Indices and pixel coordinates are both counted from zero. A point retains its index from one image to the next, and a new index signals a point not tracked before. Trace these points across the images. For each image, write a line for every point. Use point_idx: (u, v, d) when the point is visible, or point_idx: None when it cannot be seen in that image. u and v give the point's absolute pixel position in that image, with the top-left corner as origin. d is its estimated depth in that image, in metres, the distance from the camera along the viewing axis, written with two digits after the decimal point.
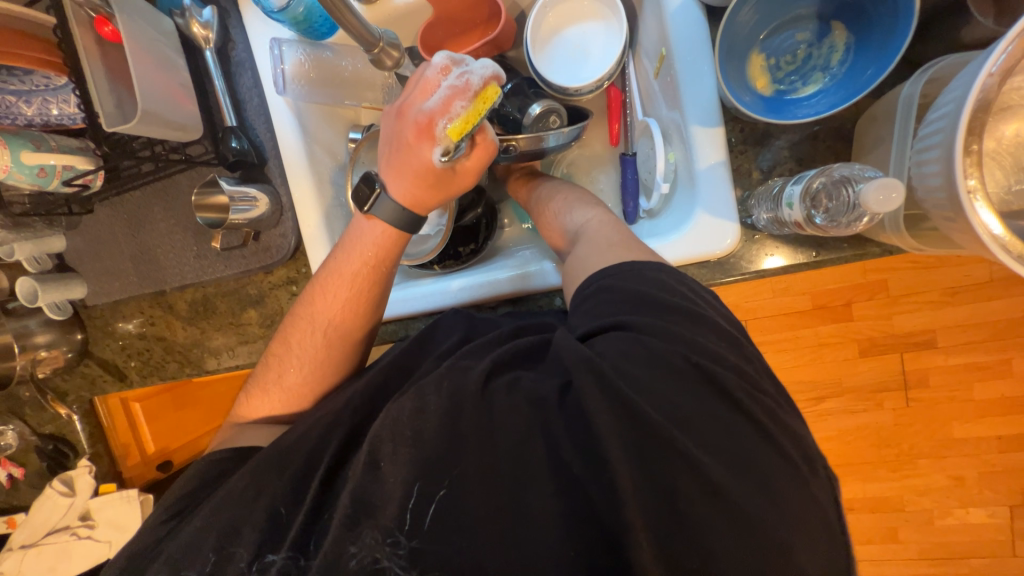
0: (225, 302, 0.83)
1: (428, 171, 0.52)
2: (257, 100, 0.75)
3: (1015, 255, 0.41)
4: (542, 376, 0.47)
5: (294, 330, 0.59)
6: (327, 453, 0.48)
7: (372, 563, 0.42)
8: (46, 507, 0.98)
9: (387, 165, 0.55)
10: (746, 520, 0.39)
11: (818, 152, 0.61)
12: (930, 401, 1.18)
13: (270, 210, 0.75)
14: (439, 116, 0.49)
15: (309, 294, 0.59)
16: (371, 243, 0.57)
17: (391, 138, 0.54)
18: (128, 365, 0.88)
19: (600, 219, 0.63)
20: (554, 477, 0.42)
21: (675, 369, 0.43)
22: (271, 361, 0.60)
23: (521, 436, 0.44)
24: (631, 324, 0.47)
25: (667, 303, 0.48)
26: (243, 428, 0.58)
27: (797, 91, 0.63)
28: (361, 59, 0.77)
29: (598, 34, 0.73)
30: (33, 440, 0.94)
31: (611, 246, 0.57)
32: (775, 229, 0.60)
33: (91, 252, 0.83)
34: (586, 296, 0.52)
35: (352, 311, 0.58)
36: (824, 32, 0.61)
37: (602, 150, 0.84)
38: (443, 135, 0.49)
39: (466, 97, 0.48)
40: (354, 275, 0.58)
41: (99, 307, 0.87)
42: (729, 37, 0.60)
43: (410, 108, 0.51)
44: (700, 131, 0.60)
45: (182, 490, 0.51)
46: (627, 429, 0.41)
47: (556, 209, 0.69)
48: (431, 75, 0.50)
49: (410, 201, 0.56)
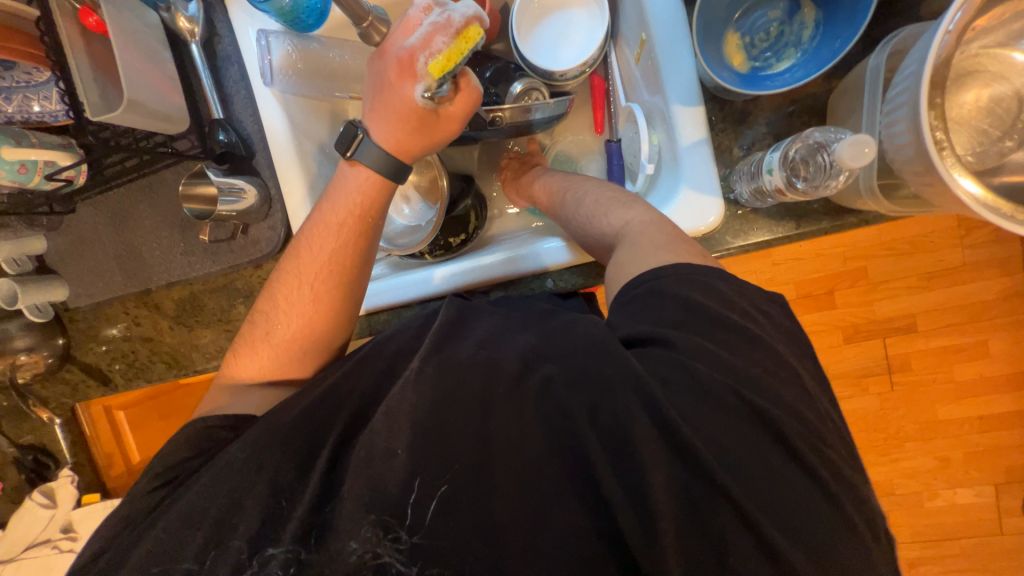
0: (214, 299, 0.83)
1: (409, 113, 0.53)
2: (244, 93, 0.76)
3: (1003, 213, 0.44)
4: (573, 381, 0.45)
5: (281, 285, 0.59)
6: (331, 429, 0.48)
7: (373, 558, 0.41)
8: (26, 520, 0.95)
9: (370, 109, 0.55)
10: (736, 485, 0.40)
11: (793, 128, 0.64)
12: (915, 385, 1.21)
13: (258, 202, 0.75)
14: (420, 52, 0.50)
15: (296, 248, 0.59)
16: (356, 192, 0.58)
17: (373, 80, 0.54)
18: (112, 369, 0.87)
19: (643, 219, 0.59)
20: (558, 445, 0.43)
21: (689, 385, 0.43)
22: (258, 318, 0.60)
23: (528, 414, 0.44)
24: (671, 340, 0.46)
25: (710, 313, 0.47)
26: (230, 393, 0.57)
27: (771, 67, 0.65)
28: (349, 51, 0.76)
29: (582, 22, 0.75)
30: (11, 452, 0.93)
31: (658, 250, 0.54)
32: (757, 202, 0.62)
33: (73, 252, 0.83)
34: (629, 299, 0.51)
35: (337, 263, 0.58)
36: (794, 10, 0.64)
37: (589, 139, 0.86)
38: (424, 71, 0.50)
39: (447, 34, 0.48)
40: (340, 226, 0.57)
41: (81, 311, 0.86)
42: (704, 16, 0.63)
43: (391, 46, 0.52)
44: (681, 109, 0.62)
45: (173, 458, 0.51)
46: (629, 393, 0.42)
47: (587, 218, 0.65)
48: (413, 14, 0.50)
49: (392, 144, 0.56)
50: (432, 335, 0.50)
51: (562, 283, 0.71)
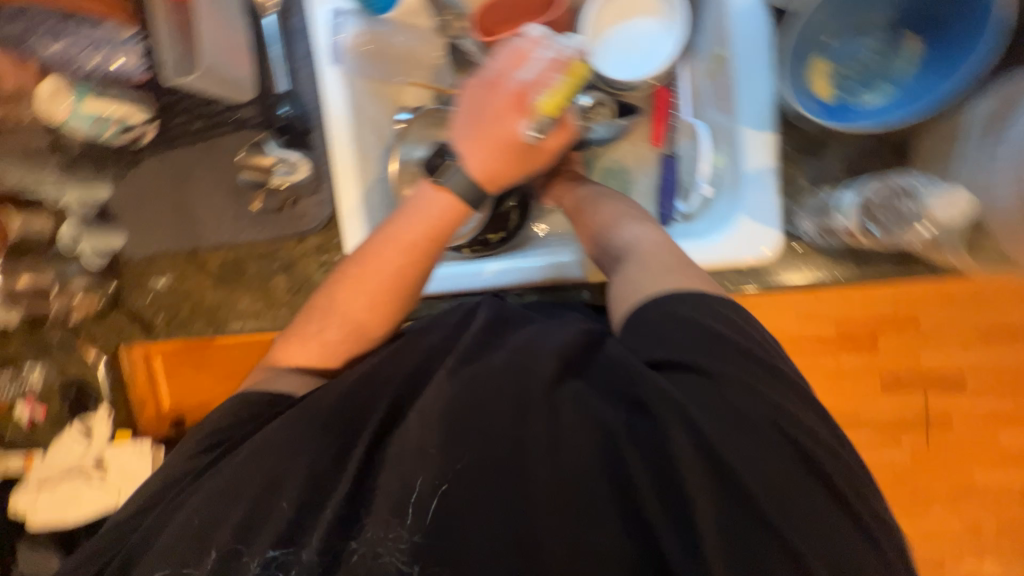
0: (256, 265, 0.84)
1: (512, 139, 0.55)
2: (311, 68, 0.77)
3: None
4: (601, 395, 0.46)
5: (340, 289, 0.57)
6: (372, 420, 0.49)
7: (373, 556, 0.44)
8: (63, 449, 1.01)
9: (471, 139, 0.56)
10: (788, 524, 0.41)
11: (872, 165, 0.60)
12: (964, 452, 1.10)
13: (309, 177, 0.78)
14: (534, 89, 0.54)
15: (363, 254, 0.57)
16: (436, 214, 0.56)
17: (478, 112, 0.55)
18: (156, 318, 0.91)
19: (652, 238, 0.55)
20: (608, 470, 0.43)
21: (752, 424, 0.43)
22: (312, 311, 0.59)
23: (569, 429, 0.45)
24: (708, 371, 0.44)
25: (737, 344, 0.45)
26: (277, 372, 0.57)
27: (861, 101, 0.59)
28: (415, 36, 0.79)
29: (655, 31, 0.71)
30: (57, 382, 0.99)
31: (668, 272, 0.50)
32: (821, 240, 0.60)
33: (131, 203, 0.87)
34: (641, 322, 0.47)
35: (402, 278, 0.57)
36: (895, 42, 0.59)
37: (642, 150, 0.78)
38: (537, 106, 0.53)
39: (561, 74, 0.53)
40: (414, 245, 0.56)
41: (134, 260, 0.89)
42: (804, 37, 0.57)
43: (502, 82, 0.55)
44: (751, 134, 0.59)
45: (218, 426, 0.53)
46: (680, 424, 0.42)
47: (601, 225, 0.60)
48: (526, 54, 0.55)
49: (491, 175, 0.56)
50: (468, 339, 0.51)
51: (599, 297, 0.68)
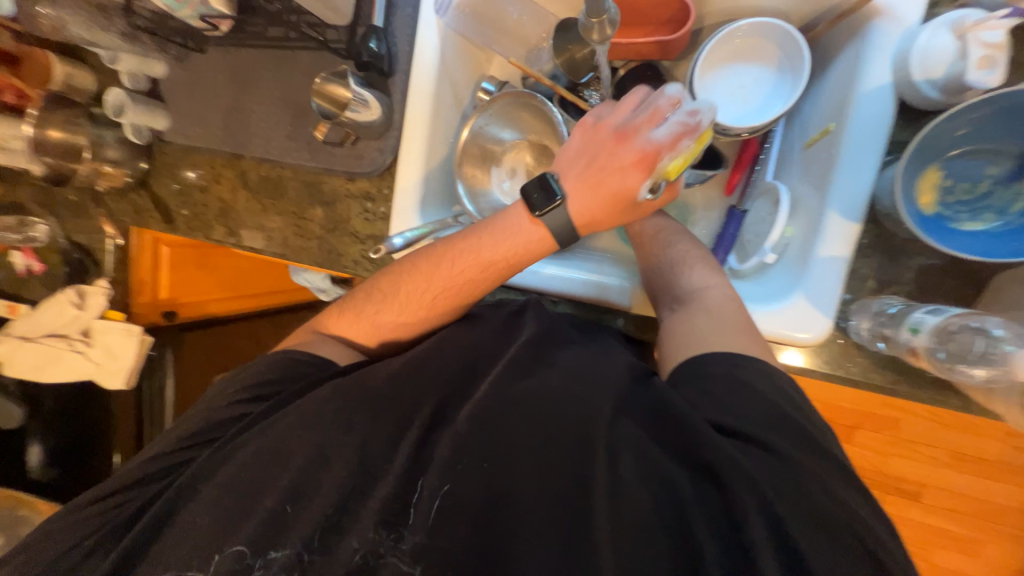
0: (296, 190, 0.81)
1: (625, 196, 0.53)
2: (410, 11, 0.74)
3: None
4: (657, 453, 0.44)
5: (408, 278, 0.59)
6: (416, 420, 0.49)
7: (373, 557, 0.43)
8: (53, 308, 0.98)
9: (580, 185, 0.53)
10: None
11: (943, 286, 0.59)
12: None
13: (379, 121, 0.74)
14: (663, 149, 0.50)
15: (436, 256, 0.57)
16: (522, 246, 0.55)
17: (596, 159, 0.53)
18: (178, 211, 0.87)
19: (723, 291, 0.56)
20: (645, 524, 0.41)
21: (822, 512, 0.39)
22: (375, 292, 0.61)
23: (608, 468, 0.42)
24: (766, 444, 0.42)
25: (802, 430, 0.43)
26: (320, 338, 0.61)
27: (959, 222, 0.57)
28: (528, 10, 0.75)
29: (765, 81, 0.70)
30: (59, 242, 0.96)
31: (735, 331, 0.51)
32: (866, 341, 0.59)
33: (187, 89, 0.84)
34: (700, 374, 0.48)
35: (466, 289, 0.57)
36: (1017, 176, 0.56)
37: (712, 196, 0.78)
38: (661, 170, 0.51)
39: (694, 138, 0.49)
40: (490, 265, 0.56)
41: (173, 147, 0.87)
42: (932, 139, 0.55)
43: (629, 133, 0.51)
44: (835, 219, 0.58)
45: (266, 376, 0.55)
46: (748, 493, 0.39)
47: (669, 263, 0.61)
48: (662, 107, 0.50)
49: (592, 224, 0.55)
50: (513, 356, 0.52)
51: (631, 327, 0.66)
